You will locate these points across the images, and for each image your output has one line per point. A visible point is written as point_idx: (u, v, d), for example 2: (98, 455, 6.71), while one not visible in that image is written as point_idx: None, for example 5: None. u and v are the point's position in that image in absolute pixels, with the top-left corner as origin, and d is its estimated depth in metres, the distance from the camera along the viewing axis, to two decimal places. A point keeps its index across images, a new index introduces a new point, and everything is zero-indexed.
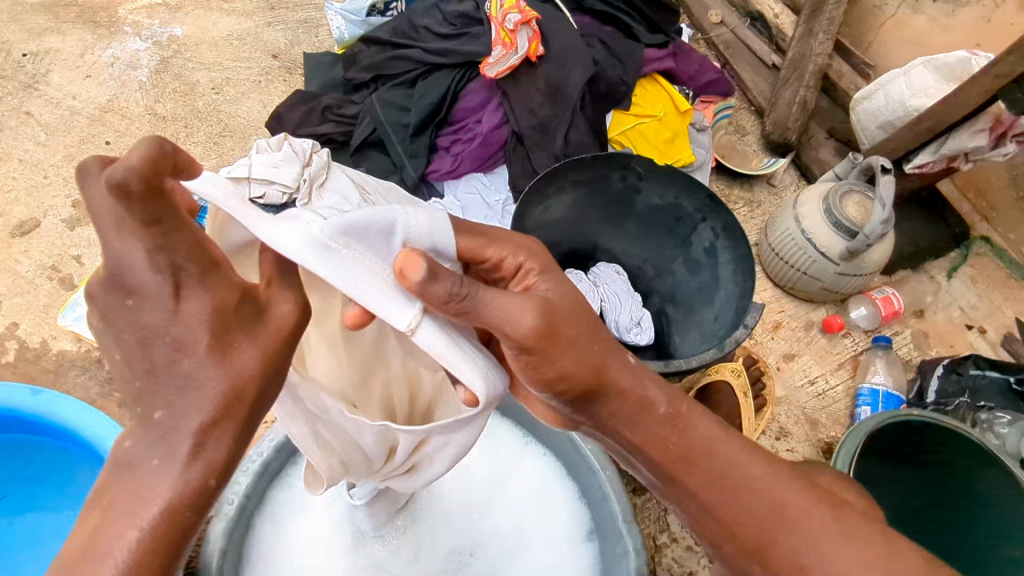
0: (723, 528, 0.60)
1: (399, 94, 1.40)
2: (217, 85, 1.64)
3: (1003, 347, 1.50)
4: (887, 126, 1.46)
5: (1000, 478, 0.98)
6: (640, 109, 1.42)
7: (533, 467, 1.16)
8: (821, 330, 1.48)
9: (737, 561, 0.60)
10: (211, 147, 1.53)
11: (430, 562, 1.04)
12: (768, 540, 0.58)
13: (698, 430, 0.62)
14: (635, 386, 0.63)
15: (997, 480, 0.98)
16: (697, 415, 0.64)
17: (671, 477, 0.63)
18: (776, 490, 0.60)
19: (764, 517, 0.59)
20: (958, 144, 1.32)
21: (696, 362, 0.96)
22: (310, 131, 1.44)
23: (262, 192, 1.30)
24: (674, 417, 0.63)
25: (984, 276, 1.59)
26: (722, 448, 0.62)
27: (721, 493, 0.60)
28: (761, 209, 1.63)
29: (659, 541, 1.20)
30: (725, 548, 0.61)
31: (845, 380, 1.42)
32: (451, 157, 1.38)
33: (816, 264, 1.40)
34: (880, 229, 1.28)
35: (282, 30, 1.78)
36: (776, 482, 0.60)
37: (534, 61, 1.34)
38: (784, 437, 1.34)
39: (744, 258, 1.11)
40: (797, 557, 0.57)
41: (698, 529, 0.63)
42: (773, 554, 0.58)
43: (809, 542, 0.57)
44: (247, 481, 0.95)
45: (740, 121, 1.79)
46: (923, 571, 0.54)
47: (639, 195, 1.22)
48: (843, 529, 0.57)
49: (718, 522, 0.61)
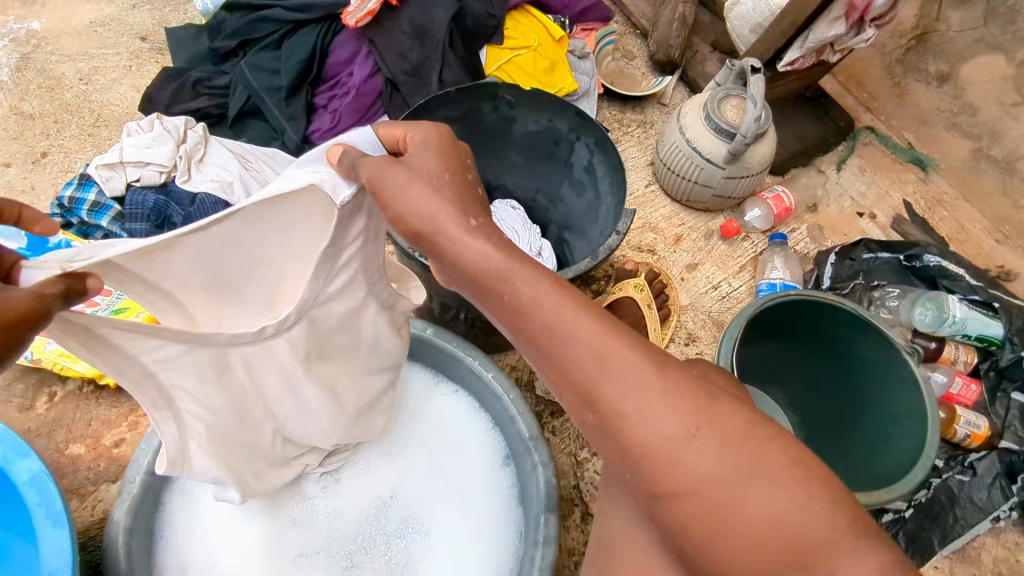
0: (558, 375, 0.57)
1: (266, 57, 1.39)
2: (85, 75, 1.58)
3: (894, 228, 1.55)
4: (757, 29, 1.46)
5: (874, 342, 1.06)
6: (514, 42, 1.42)
7: (445, 403, 1.16)
8: (720, 237, 1.52)
9: (574, 408, 0.58)
10: (85, 139, 1.48)
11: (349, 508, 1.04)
12: (595, 387, 0.55)
13: (523, 282, 0.59)
14: (466, 240, 0.62)
15: (871, 343, 1.06)
16: (526, 267, 0.60)
17: (509, 323, 0.60)
18: (604, 338, 0.55)
19: (589, 363, 0.55)
20: (820, 35, 1.36)
21: (574, 273, 0.99)
22: (183, 107, 1.40)
23: (137, 175, 1.28)
24: (502, 268, 0.60)
25: (871, 163, 1.63)
26: (540, 298, 0.58)
27: (549, 341, 0.57)
28: (653, 129, 1.66)
29: (580, 457, 1.23)
30: (564, 395, 0.58)
31: (747, 281, 1.48)
32: (330, 115, 1.37)
33: (705, 172, 1.44)
34: (755, 127, 1.31)
35: (148, 11, 1.71)
36: (605, 329, 0.56)
37: (395, 5, 1.34)
38: (693, 342, 1.39)
39: (617, 169, 1.13)
40: (620, 404, 0.53)
41: (542, 374, 0.60)
42: (599, 400, 0.55)
43: (630, 389, 0.53)
44: (149, 458, 0.95)
45: (626, 46, 1.80)
46: (745, 424, 0.51)
47: (514, 123, 1.23)
48: (663, 380, 0.53)
49: (554, 370, 0.58)
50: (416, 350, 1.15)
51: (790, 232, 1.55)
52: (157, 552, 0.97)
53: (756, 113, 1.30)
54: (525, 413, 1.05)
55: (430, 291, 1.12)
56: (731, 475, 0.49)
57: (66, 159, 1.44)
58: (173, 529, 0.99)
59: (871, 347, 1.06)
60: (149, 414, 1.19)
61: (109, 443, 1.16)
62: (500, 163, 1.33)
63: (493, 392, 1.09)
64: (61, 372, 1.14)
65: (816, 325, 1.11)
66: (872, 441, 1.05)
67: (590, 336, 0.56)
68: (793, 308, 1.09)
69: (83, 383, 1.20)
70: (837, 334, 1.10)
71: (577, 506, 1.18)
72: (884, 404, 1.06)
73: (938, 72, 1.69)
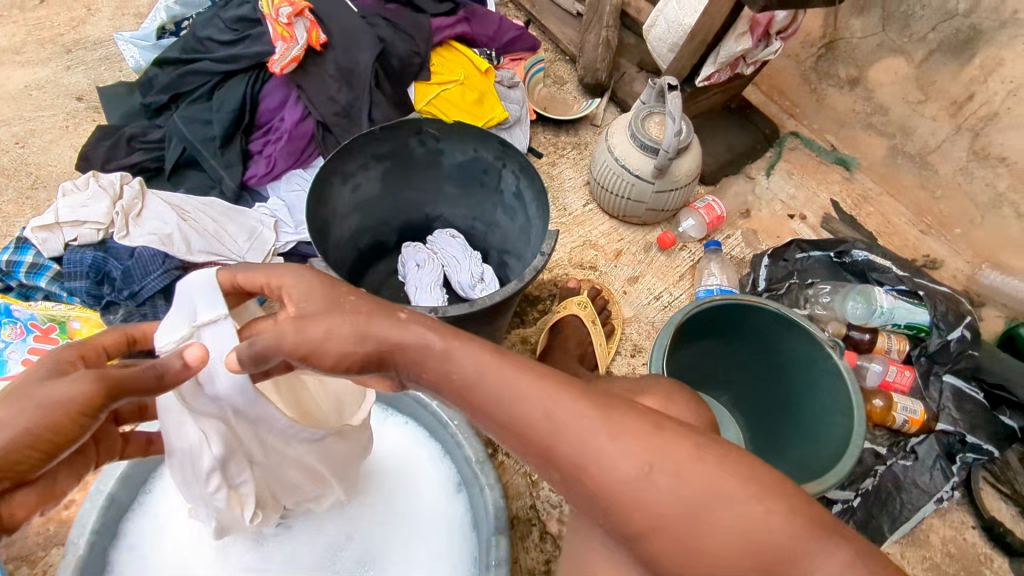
0: (511, 436, 0.61)
1: (199, 108, 1.42)
2: (21, 138, 1.59)
3: (824, 227, 1.62)
4: (674, 48, 1.51)
5: (802, 338, 1.09)
6: (441, 77, 1.47)
7: (396, 434, 1.18)
8: (658, 248, 1.57)
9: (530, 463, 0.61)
10: (24, 202, 1.48)
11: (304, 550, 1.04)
12: (548, 445, 0.59)
13: (459, 356, 0.61)
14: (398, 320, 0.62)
15: (799, 339, 1.09)
16: (463, 342, 0.62)
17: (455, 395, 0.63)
18: (544, 397, 0.59)
19: (537, 421, 0.59)
20: (731, 50, 1.42)
21: (502, 296, 1.02)
22: (119, 163, 1.41)
23: (74, 234, 1.29)
24: (440, 342, 0.62)
25: (798, 167, 1.71)
26: (497, 377, 0.60)
27: (489, 404, 0.60)
28: (588, 149, 1.72)
29: (535, 476, 1.25)
30: (519, 452, 0.62)
31: (687, 289, 1.52)
32: (265, 159, 1.41)
33: (636, 187, 1.49)
34: (676, 142, 1.37)
35: (83, 71, 1.74)
36: (540, 388, 0.60)
37: (319, 50, 1.38)
38: (639, 352, 1.42)
39: (541, 192, 1.17)
40: (573, 456, 0.58)
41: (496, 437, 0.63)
42: (553, 455, 0.59)
43: (581, 439, 0.57)
44: (94, 515, 0.95)
45: (557, 72, 1.87)
46: (693, 452, 0.56)
47: (443, 155, 1.27)
48: (605, 421, 0.58)
49: (509, 434, 0.61)
50: None
51: (725, 238, 1.60)
52: None
53: (676, 128, 1.36)
54: (471, 437, 1.08)
55: None
56: (693, 501, 0.55)
57: (5, 223, 1.45)
58: None
59: (798, 346, 1.10)
60: (98, 471, 1.18)
61: (59, 505, 1.15)
62: (435, 194, 1.37)
63: (438, 419, 1.11)
64: None
65: (746, 330, 1.15)
66: (808, 438, 1.08)
67: (537, 399, 0.59)
68: (717, 313, 1.13)
69: None
70: (767, 337, 1.14)
71: (534, 526, 1.19)
72: (814, 400, 1.09)
73: (849, 75, 1.74)
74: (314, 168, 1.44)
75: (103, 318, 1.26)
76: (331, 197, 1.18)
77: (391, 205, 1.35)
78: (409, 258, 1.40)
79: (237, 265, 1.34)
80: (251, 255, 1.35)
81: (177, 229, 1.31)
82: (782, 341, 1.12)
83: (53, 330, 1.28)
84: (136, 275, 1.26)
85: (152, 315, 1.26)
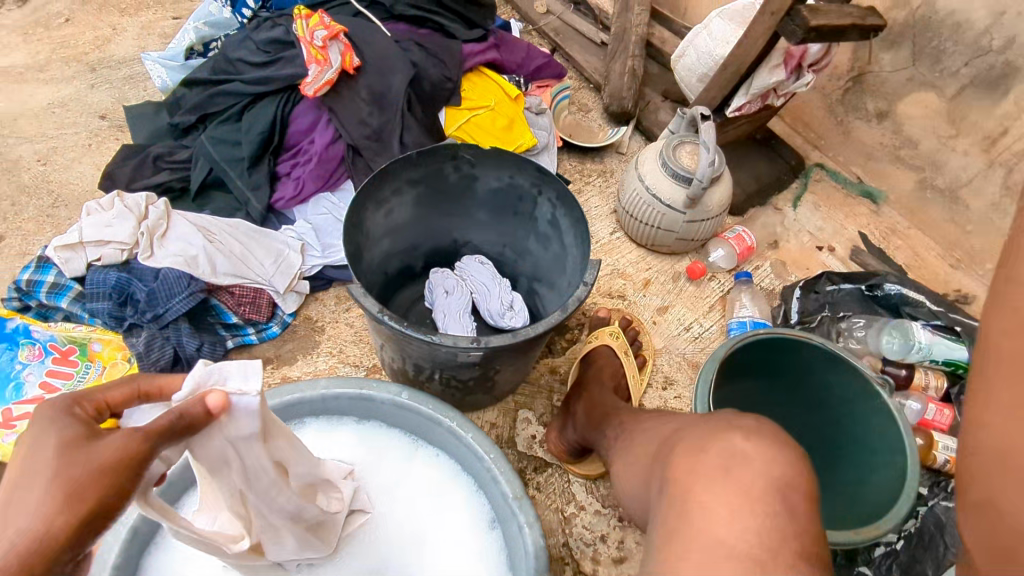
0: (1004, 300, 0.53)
1: (228, 129, 1.40)
2: (43, 156, 1.57)
3: (853, 260, 1.61)
4: (704, 78, 1.55)
5: (847, 373, 1.07)
6: (471, 102, 1.47)
7: (427, 467, 1.14)
8: (687, 278, 1.55)
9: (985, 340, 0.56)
10: (44, 221, 1.45)
11: None
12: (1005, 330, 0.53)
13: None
14: None
15: (844, 374, 1.07)
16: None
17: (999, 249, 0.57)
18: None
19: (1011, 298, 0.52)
20: (763, 82, 1.42)
21: (544, 325, 0.99)
22: (144, 184, 1.39)
23: (98, 254, 1.26)
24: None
25: (825, 200, 1.71)
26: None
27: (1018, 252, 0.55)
28: (614, 177, 1.70)
29: (567, 512, 1.20)
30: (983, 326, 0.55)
31: (717, 320, 1.50)
32: (293, 182, 1.39)
33: (667, 217, 1.47)
34: (710, 172, 1.36)
35: (107, 90, 1.73)
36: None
37: (352, 74, 1.37)
38: (670, 385, 1.39)
39: (580, 220, 1.15)
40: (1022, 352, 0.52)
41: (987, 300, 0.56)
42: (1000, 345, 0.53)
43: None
44: (116, 550, 0.90)
45: (581, 100, 1.86)
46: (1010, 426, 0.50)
47: (477, 181, 1.25)
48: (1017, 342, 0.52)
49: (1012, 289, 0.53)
50: (394, 416, 1.13)
51: (754, 269, 1.59)
52: None
53: (710, 158, 1.35)
54: (509, 473, 1.03)
55: (402, 354, 1.10)
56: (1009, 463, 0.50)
57: (24, 242, 1.41)
58: None
59: (846, 381, 1.08)
60: None
61: None
62: (466, 220, 1.35)
63: (473, 452, 1.07)
64: None
65: (794, 364, 1.13)
66: (856, 479, 1.05)
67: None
68: (765, 345, 1.10)
69: None
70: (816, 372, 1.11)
71: (567, 565, 1.15)
72: (864, 438, 1.06)
73: (877, 108, 1.65)
74: (342, 191, 1.43)
75: (126, 340, 1.23)
76: (366, 221, 1.16)
77: (422, 230, 1.33)
78: (437, 283, 1.37)
79: (264, 288, 1.32)
80: (277, 279, 1.33)
81: (202, 251, 1.28)
82: (833, 376, 1.09)
83: (73, 352, 1.23)
84: (161, 297, 1.23)
85: (175, 339, 1.23)
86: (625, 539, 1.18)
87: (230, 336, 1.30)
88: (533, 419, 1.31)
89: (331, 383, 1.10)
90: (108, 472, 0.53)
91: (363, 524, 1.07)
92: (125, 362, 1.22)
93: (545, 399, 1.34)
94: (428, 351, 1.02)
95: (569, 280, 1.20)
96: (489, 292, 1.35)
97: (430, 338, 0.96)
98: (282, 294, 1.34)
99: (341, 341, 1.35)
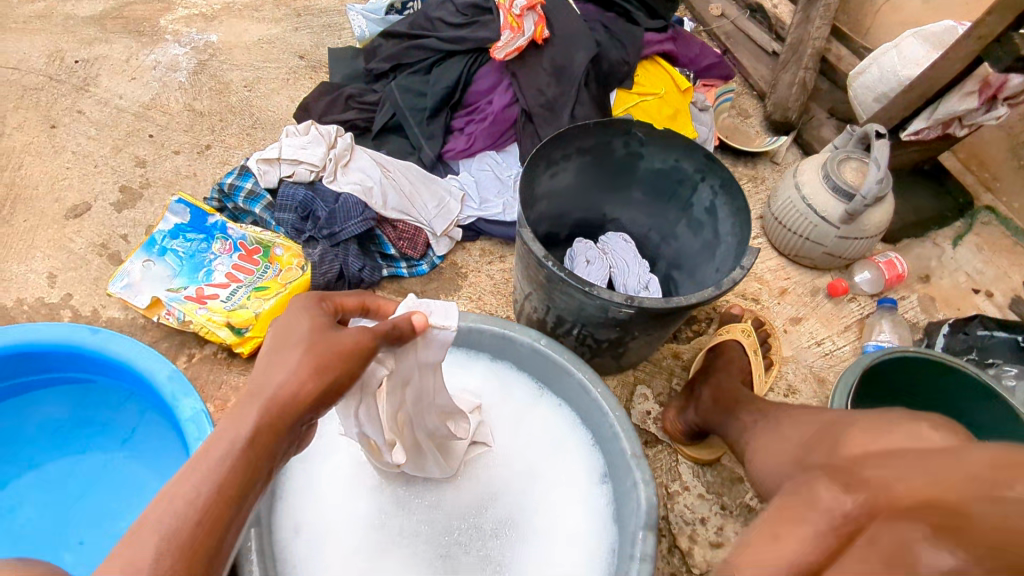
0: None
1: (416, 80, 1.53)
2: (249, 83, 1.75)
3: (1011, 309, 1.52)
4: (883, 98, 1.52)
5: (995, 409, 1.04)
6: (642, 88, 1.51)
7: (547, 415, 1.20)
8: (826, 295, 1.53)
9: None
10: (244, 138, 1.63)
11: (449, 504, 1.08)
12: None
13: None
14: None
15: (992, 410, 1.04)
16: None
17: None
18: None
19: None
20: (951, 108, 1.37)
21: (697, 299, 1.02)
22: (334, 118, 1.54)
23: (290, 171, 1.40)
24: None
25: (989, 243, 1.62)
26: None
27: None
28: (765, 184, 1.70)
29: (671, 489, 1.24)
30: None
31: (852, 341, 1.47)
32: (465, 137, 1.50)
33: (817, 229, 1.46)
34: (877, 190, 1.33)
35: (308, 34, 1.92)
36: None
37: (540, 45, 1.46)
38: (792, 393, 1.38)
39: (741, 210, 1.17)
40: None
41: None
42: None
43: None
44: None
45: (742, 105, 1.86)
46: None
47: (642, 160, 1.30)
48: None
49: None
50: (526, 360, 1.21)
51: (900, 299, 1.54)
52: (276, 509, 1.03)
53: (880, 175, 1.32)
54: (630, 431, 1.08)
55: (548, 303, 1.17)
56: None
57: (225, 153, 1.59)
58: (289, 492, 1.06)
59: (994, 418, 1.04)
60: None
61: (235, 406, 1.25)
62: (620, 196, 1.40)
63: (597, 407, 1.12)
64: (206, 336, 1.26)
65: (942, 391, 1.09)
66: None
67: None
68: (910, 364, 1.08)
69: (218, 350, 1.30)
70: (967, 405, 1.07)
71: (664, 537, 1.18)
72: None
73: None
74: (507, 153, 1.52)
75: (303, 250, 1.37)
76: (535, 179, 1.23)
77: (577, 199, 1.39)
78: (579, 253, 1.41)
79: (424, 228, 1.42)
80: (437, 222, 1.43)
81: (377, 184, 1.41)
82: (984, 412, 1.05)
83: (258, 252, 1.37)
84: (339, 218, 1.37)
85: (342, 257, 1.35)
86: (724, 527, 1.21)
87: (386, 266, 1.43)
88: (650, 396, 1.35)
89: (477, 318, 1.19)
90: (342, 360, 0.66)
91: (483, 453, 1.15)
92: (299, 269, 1.35)
93: (665, 379, 1.37)
94: (578, 304, 1.09)
95: (717, 267, 1.23)
96: (629, 268, 1.39)
97: (587, 288, 1.01)
98: (437, 237, 1.44)
99: (482, 289, 1.44)
